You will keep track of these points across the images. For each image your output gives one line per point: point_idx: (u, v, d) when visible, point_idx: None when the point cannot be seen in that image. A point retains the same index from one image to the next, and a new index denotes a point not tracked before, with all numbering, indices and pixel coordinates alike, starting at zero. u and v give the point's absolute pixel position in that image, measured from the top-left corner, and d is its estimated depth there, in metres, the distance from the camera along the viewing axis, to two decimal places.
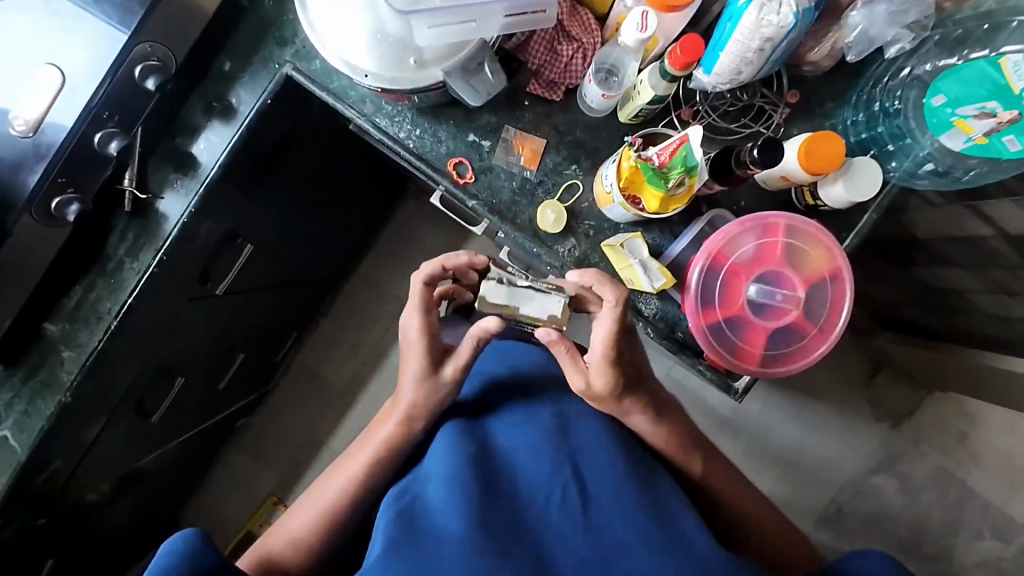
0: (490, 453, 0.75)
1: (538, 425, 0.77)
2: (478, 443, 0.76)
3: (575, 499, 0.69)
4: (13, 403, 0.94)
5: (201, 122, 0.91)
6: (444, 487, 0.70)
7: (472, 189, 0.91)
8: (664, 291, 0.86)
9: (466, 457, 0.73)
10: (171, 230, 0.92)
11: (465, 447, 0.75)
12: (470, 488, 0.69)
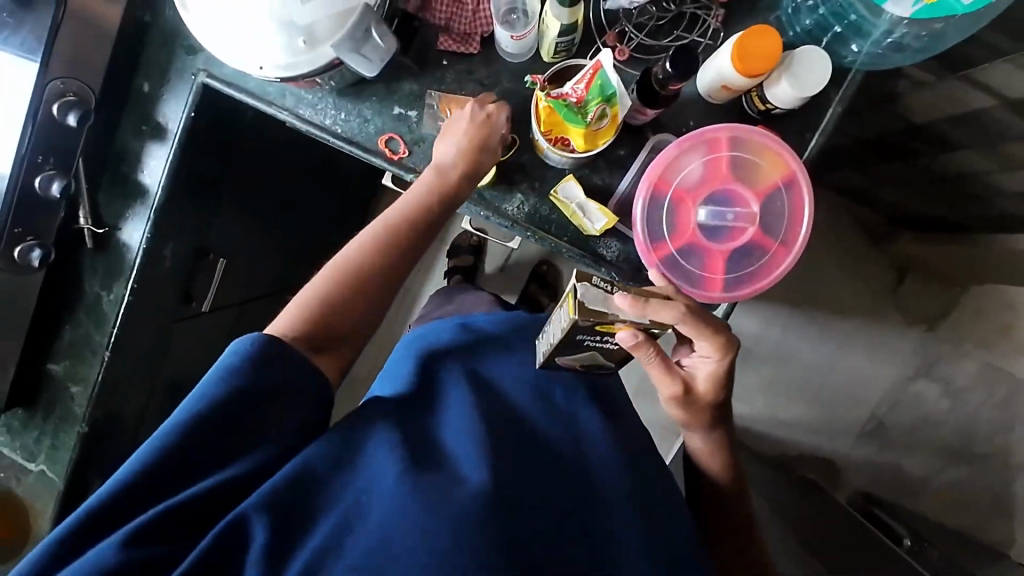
0: (492, 400, 0.76)
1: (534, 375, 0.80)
2: (481, 391, 0.77)
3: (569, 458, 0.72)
4: (41, 439, 1.02)
5: (138, 147, 0.93)
6: (459, 429, 0.69)
7: (408, 163, 0.87)
8: (614, 231, 0.83)
9: (475, 405, 0.73)
10: (136, 258, 0.95)
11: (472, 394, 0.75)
12: (483, 434, 0.69)
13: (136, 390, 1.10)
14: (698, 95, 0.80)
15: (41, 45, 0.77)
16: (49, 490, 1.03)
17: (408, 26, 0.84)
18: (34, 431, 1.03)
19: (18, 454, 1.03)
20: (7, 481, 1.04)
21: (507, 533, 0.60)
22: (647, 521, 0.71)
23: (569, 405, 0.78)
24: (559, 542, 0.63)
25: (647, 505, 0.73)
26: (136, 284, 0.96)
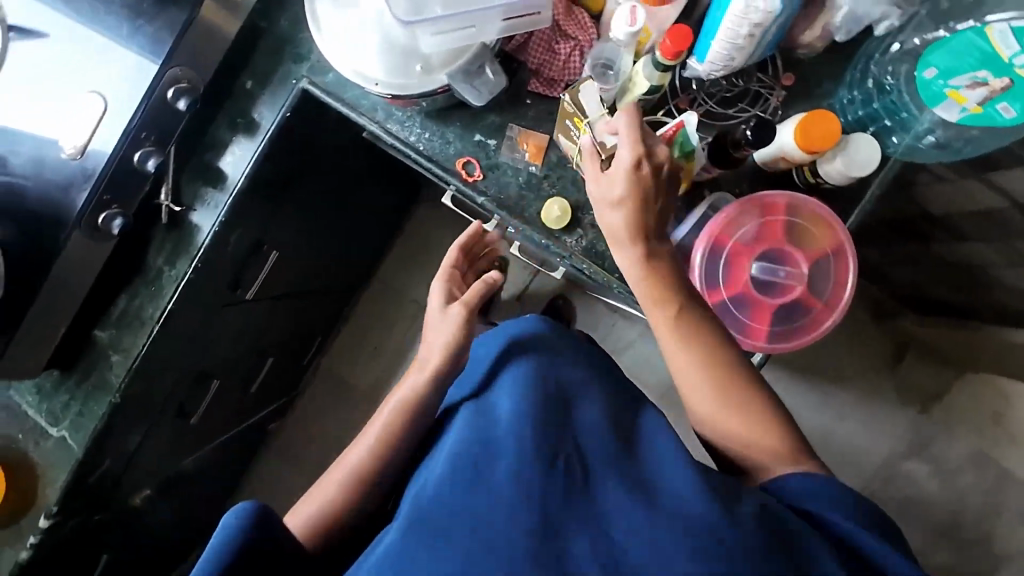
0: (490, 422, 0.74)
1: (536, 395, 0.76)
2: (480, 419, 0.76)
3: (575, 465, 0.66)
4: (70, 404, 1.02)
5: (227, 138, 0.98)
6: (446, 466, 0.70)
7: (481, 186, 0.94)
8: None
9: (468, 435, 0.73)
10: (204, 239, 0.99)
11: (470, 426, 0.75)
12: (469, 461, 0.68)
13: (170, 368, 1.11)
14: (754, 162, 0.88)
15: (172, 37, 0.86)
16: (67, 458, 1.02)
17: (508, 66, 0.92)
18: (64, 396, 1.03)
19: (43, 419, 1.03)
20: (24, 444, 1.03)
21: (509, 546, 0.59)
22: (668, 495, 0.63)
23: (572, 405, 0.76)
24: (572, 541, 0.59)
25: (671, 481, 0.66)
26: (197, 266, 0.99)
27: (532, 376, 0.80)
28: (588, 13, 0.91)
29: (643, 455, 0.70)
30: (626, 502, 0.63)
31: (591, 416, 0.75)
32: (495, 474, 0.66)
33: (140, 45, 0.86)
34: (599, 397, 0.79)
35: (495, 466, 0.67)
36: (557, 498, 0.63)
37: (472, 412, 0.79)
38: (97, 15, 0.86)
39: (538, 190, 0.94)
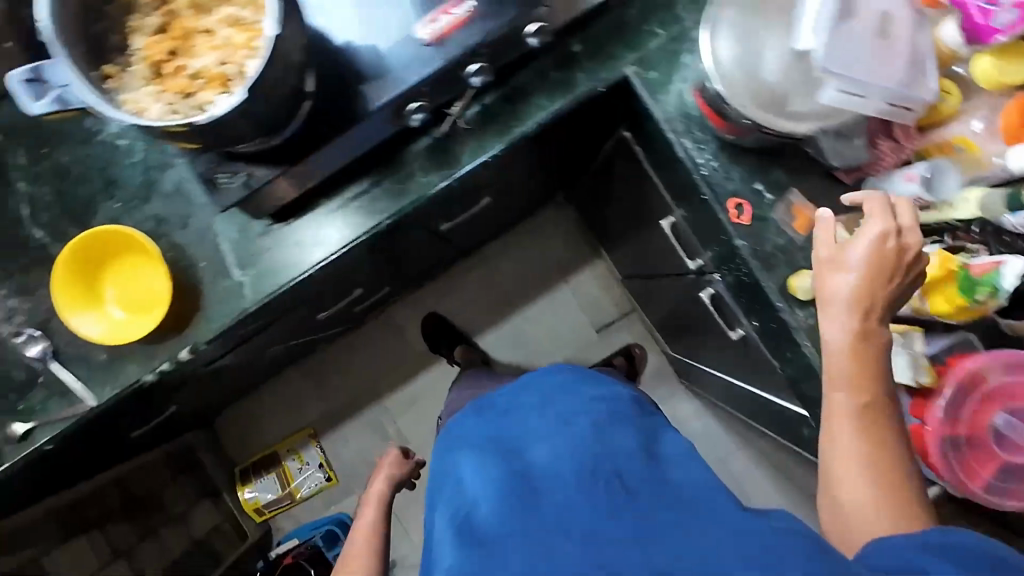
0: (521, 457, 0.78)
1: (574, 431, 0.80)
2: (506, 454, 0.80)
3: (617, 487, 0.70)
4: (265, 257, 1.00)
5: (531, 83, 0.98)
6: (483, 486, 0.74)
7: (743, 231, 0.98)
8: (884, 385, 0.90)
9: (491, 472, 0.76)
10: (470, 165, 0.97)
11: (490, 463, 0.78)
12: (509, 491, 0.71)
13: (357, 262, 1.10)
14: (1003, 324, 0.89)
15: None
16: (234, 306, 1.00)
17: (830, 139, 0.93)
18: (261, 246, 1.01)
19: (231, 258, 1.00)
20: (201, 274, 1.00)
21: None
22: (673, 495, 0.70)
23: (593, 429, 0.80)
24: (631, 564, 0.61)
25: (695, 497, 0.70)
26: (446, 185, 0.98)
27: (523, 403, 0.92)
28: (925, 122, 0.90)
29: (669, 457, 0.78)
30: (608, 488, 0.70)
31: (556, 412, 0.86)
32: (489, 474, 0.76)
33: None
34: (620, 407, 0.88)
35: (541, 471, 0.75)
36: (625, 487, 0.70)
37: (518, 421, 0.88)
38: None
39: (787, 256, 0.98)
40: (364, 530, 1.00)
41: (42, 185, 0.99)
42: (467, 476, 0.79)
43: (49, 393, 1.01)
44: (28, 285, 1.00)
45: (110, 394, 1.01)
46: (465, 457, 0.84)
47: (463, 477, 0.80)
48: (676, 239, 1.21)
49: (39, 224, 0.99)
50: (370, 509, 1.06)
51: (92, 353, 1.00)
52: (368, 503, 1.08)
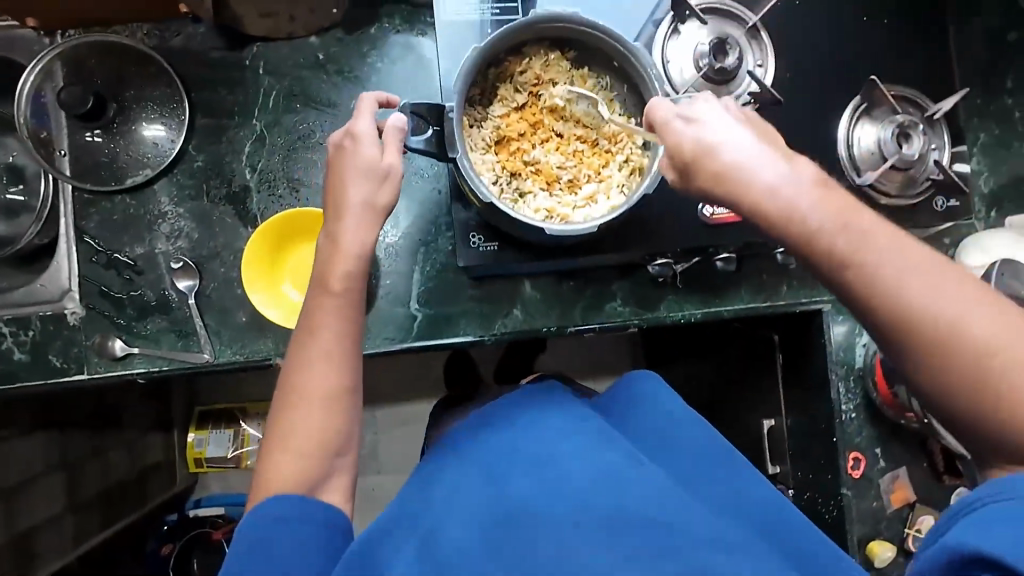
0: (503, 448, 0.71)
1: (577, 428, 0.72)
2: (486, 444, 0.72)
3: (614, 503, 0.62)
4: (447, 304, 1.00)
5: (744, 274, 1.07)
6: (453, 492, 0.66)
7: (851, 483, 1.09)
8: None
9: (465, 466, 0.70)
10: (665, 316, 1.04)
11: (474, 462, 0.70)
12: (493, 498, 0.64)
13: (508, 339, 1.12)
14: None
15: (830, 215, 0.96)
16: (399, 335, 0.99)
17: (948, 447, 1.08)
18: (453, 294, 1.01)
19: (419, 290, 0.99)
20: (379, 290, 0.99)
21: None
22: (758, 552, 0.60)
23: (606, 430, 0.73)
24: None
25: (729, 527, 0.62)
26: (639, 325, 1.03)
27: (495, 428, 0.76)
28: None
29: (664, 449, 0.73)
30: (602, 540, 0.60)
31: (533, 436, 0.72)
32: (490, 506, 0.63)
33: None
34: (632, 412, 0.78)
35: (511, 519, 0.62)
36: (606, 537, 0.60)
37: (477, 449, 0.73)
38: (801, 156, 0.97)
39: (874, 520, 1.09)
40: (304, 325, 0.70)
41: (282, 136, 0.97)
42: (456, 502, 0.65)
43: (169, 326, 0.94)
44: (212, 217, 0.95)
45: (228, 357, 0.95)
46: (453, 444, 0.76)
47: (450, 516, 0.63)
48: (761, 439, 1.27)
49: (258, 169, 0.96)
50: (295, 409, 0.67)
51: (236, 311, 0.95)
52: (338, 176, 0.70)
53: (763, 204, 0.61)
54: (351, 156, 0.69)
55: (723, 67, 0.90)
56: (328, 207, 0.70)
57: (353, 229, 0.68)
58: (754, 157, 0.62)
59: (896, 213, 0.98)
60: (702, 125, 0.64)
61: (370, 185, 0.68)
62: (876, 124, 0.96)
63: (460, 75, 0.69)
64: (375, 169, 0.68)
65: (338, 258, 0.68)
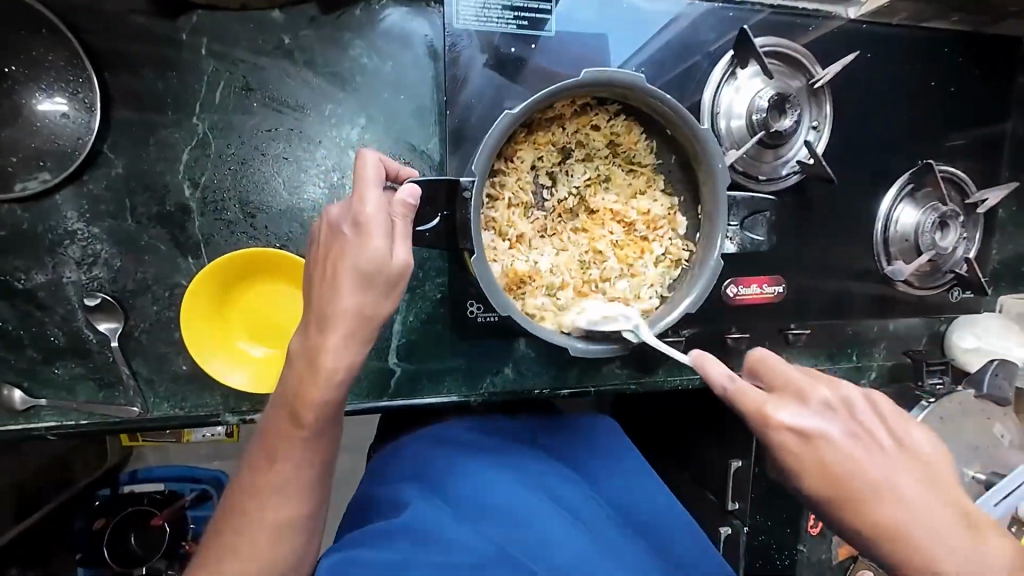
0: (473, 480, 0.66)
1: (530, 470, 0.72)
2: (446, 473, 0.68)
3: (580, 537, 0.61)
4: (430, 360, 0.88)
5: None
6: (423, 517, 0.59)
7: (804, 537, 1.14)
8: None
9: (432, 495, 0.64)
10: (662, 380, 0.97)
11: (438, 491, 0.65)
12: (458, 517, 0.61)
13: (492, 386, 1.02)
14: None
15: (844, 299, 0.91)
16: (373, 394, 0.86)
17: None
18: (438, 348, 0.89)
19: (399, 343, 0.86)
20: None
21: None
22: None
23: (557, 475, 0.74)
24: None
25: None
26: (635, 389, 0.96)
27: (475, 454, 0.73)
28: None
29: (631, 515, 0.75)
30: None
31: (518, 476, 0.69)
32: (466, 537, 0.57)
33: (823, 276, 0.89)
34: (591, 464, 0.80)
35: (488, 549, 0.57)
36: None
37: (456, 474, 0.68)
38: (832, 232, 0.89)
39: (818, 567, 1.16)
40: (261, 457, 0.52)
41: (233, 145, 0.77)
42: (425, 528, 0.58)
43: (87, 372, 0.77)
44: (140, 241, 0.76)
45: (165, 411, 0.79)
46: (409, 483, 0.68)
47: (415, 545, 0.56)
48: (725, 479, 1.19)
49: (201, 187, 0.76)
50: (261, 515, 0.51)
51: (174, 358, 0.79)
52: (325, 271, 0.49)
53: (815, 482, 0.49)
54: (340, 252, 0.49)
55: (780, 131, 0.78)
56: (309, 316, 0.50)
57: (338, 345, 0.49)
58: (844, 441, 0.48)
59: (916, 303, 0.93)
60: (806, 418, 0.49)
61: (368, 291, 0.48)
62: (917, 208, 0.88)
63: (483, 148, 0.55)
64: (379, 269, 0.48)
65: (314, 385, 0.49)
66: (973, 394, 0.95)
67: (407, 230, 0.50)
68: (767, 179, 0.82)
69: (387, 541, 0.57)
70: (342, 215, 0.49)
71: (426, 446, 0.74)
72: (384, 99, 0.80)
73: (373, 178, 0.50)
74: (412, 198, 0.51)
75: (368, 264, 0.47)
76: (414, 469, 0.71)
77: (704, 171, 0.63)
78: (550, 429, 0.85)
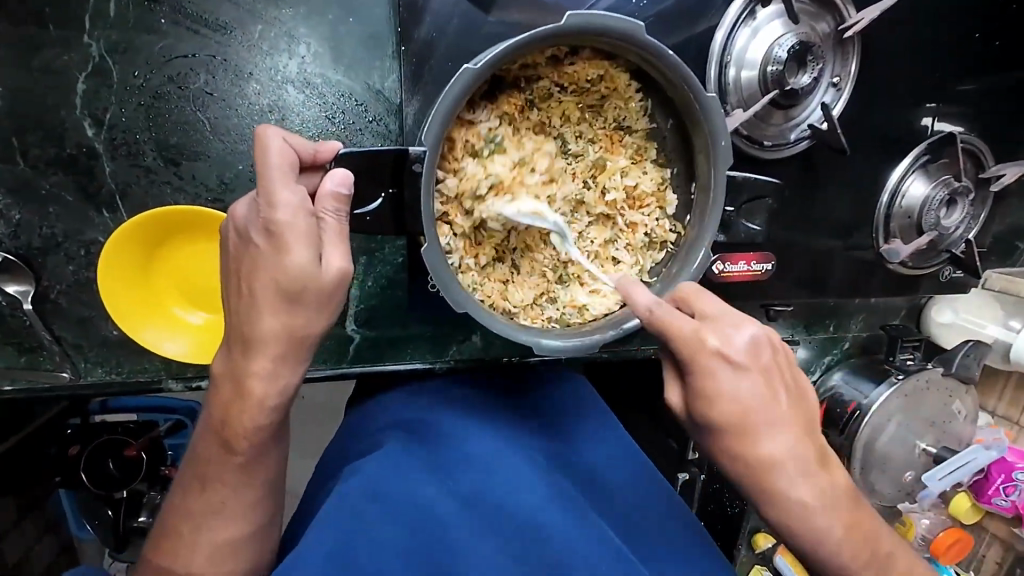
0: (453, 435, 0.62)
1: (494, 420, 0.69)
2: (416, 431, 0.63)
3: (544, 476, 0.60)
4: (392, 327, 0.81)
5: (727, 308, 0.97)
6: (406, 469, 0.56)
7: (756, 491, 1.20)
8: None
9: (408, 453, 0.59)
10: (640, 350, 0.89)
11: (414, 450, 0.60)
12: (433, 467, 0.58)
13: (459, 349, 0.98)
14: None
15: (837, 275, 0.85)
16: (330, 361, 0.79)
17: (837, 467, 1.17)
18: (401, 314, 0.82)
19: (357, 309, 0.79)
20: None
21: (490, 544, 0.51)
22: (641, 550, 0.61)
23: (526, 426, 0.71)
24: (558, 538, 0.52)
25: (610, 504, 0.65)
26: (606, 358, 0.88)
27: (451, 411, 0.68)
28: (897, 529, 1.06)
29: (614, 485, 0.68)
30: (534, 561, 0.51)
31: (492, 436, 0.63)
32: (440, 495, 0.54)
33: (817, 250, 0.83)
34: (558, 399, 0.76)
35: (457, 507, 0.53)
36: (545, 562, 0.51)
37: (437, 428, 0.64)
38: (832, 202, 0.81)
39: (764, 516, 1.22)
40: (202, 478, 0.47)
41: (141, 73, 0.63)
42: (396, 485, 0.53)
43: (3, 337, 0.69)
44: (40, 190, 0.64)
45: (98, 377, 0.72)
46: (377, 444, 0.63)
47: (383, 500, 0.51)
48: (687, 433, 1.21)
49: (107, 125, 0.64)
50: (204, 538, 0.46)
51: (101, 323, 0.71)
52: (240, 287, 0.41)
53: (723, 409, 0.48)
54: (254, 266, 0.40)
55: (796, 90, 0.67)
56: (233, 334, 0.42)
57: (270, 368, 0.42)
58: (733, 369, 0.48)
59: (906, 281, 0.88)
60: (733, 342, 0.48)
61: (301, 304, 0.40)
62: (929, 181, 0.80)
63: (437, 110, 0.45)
64: (305, 286, 0.39)
65: (248, 411, 0.43)
66: (942, 372, 0.96)
67: (341, 231, 0.41)
68: (773, 144, 0.72)
69: (357, 494, 0.52)
70: (251, 220, 0.39)
71: (399, 405, 0.70)
72: (328, 21, 0.66)
73: (282, 170, 0.40)
74: (344, 188, 0.41)
75: (289, 280, 0.39)
76: (398, 420, 0.67)
77: (703, 145, 0.53)
78: (519, 385, 0.78)
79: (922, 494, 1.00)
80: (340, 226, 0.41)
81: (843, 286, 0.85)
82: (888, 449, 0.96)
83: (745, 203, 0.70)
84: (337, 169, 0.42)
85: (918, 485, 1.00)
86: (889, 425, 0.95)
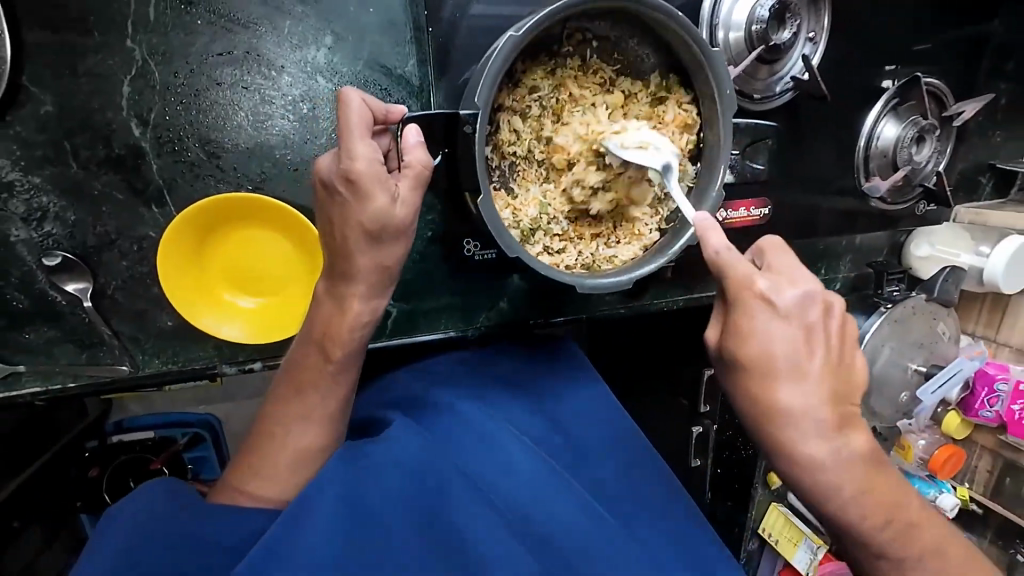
0: (457, 413, 0.69)
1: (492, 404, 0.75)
2: (426, 416, 0.69)
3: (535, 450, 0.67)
4: (426, 300, 0.86)
5: None
6: (420, 440, 0.61)
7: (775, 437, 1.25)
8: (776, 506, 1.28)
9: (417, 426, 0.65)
10: (653, 304, 0.96)
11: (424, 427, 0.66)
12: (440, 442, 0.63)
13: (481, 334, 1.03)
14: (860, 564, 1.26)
15: (829, 215, 0.93)
16: (371, 334, 0.84)
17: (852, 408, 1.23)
18: (432, 286, 0.87)
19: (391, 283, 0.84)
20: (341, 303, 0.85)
21: (484, 510, 0.59)
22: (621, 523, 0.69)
23: (527, 411, 0.77)
24: (540, 504, 0.62)
25: (597, 482, 0.73)
26: (624, 313, 0.95)
27: (447, 391, 0.75)
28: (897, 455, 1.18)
29: (597, 459, 0.75)
30: (526, 533, 0.60)
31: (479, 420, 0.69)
32: (439, 464, 0.60)
33: (810, 192, 0.91)
34: (559, 385, 0.82)
35: (453, 477, 0.59)
36: (529, 525, 0.61)
37: (445, 408, 0.70)
38: (819, 149, 0.89)
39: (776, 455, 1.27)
40: None
41: (181, 73, 0.67)
42: (404, 454, 0.58)
43: (64, 335, 0.72)
44: (92, 191, 0.68)
45: (155, 368, 0.76)
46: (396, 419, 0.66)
47: (388, 465, 0.56)
48: (699, 385, 1.27)
49: (152, 124, 0.68)
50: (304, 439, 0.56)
51: (157, 314, 0.74)
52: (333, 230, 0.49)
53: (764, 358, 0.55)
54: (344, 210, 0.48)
55: (778, 45, 0.75)
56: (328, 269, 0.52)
57: (363, 294, 0.51)
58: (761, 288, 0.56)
59: (888, 217, 0.97)
60: (733, 251, 0.57)
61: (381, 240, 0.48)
62: (900, 122, 0.89)
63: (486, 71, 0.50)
64: (388, 224, 0.47)
65: (342, 321, 0.54)
66: (925, 298, 1.05)
67: (414, 177, 0.49)
68: (761, 97, 0.80)
69: (368, 464, 0.56)
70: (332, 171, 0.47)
71: (405, 390, 0.75)
72: (350, 12, 0.71)
73: (359, 127, 0.48)
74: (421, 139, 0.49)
75: (375, 219, 0.47)
76: (401, 400, 0.73)
77: (710, 97, 0.60)
78: (529, 365, 0.84)
79: (918, 409, 1.10)
80: (415, 173, 0.49)
81: (835, 224, 0.94)
82: (884, 373, 1.05)
83: (748, 146, 0.82)
84: (412, 123, 0.49)
85: (913, 403, 1.09)
86: (880, 348, 1.04)
